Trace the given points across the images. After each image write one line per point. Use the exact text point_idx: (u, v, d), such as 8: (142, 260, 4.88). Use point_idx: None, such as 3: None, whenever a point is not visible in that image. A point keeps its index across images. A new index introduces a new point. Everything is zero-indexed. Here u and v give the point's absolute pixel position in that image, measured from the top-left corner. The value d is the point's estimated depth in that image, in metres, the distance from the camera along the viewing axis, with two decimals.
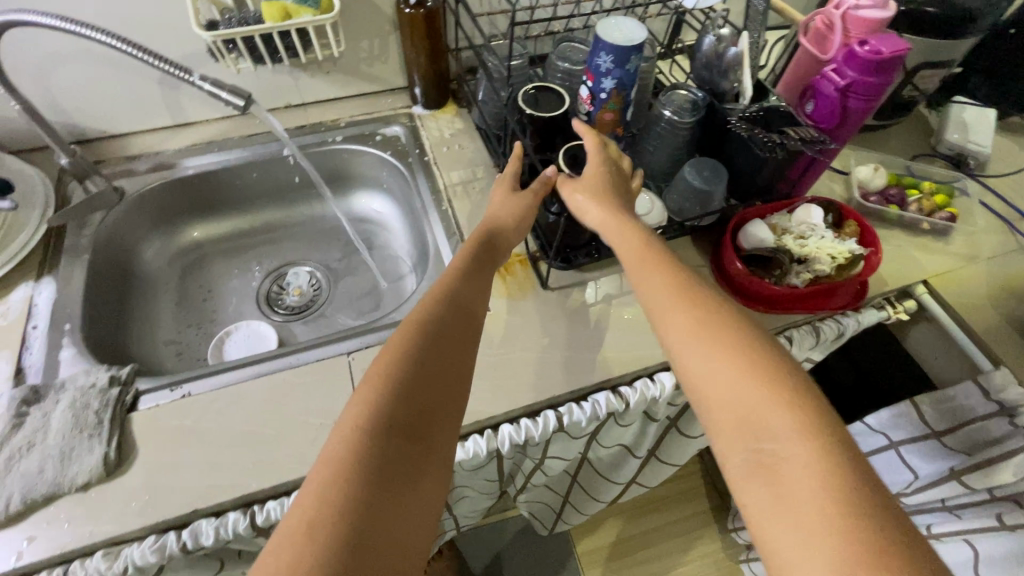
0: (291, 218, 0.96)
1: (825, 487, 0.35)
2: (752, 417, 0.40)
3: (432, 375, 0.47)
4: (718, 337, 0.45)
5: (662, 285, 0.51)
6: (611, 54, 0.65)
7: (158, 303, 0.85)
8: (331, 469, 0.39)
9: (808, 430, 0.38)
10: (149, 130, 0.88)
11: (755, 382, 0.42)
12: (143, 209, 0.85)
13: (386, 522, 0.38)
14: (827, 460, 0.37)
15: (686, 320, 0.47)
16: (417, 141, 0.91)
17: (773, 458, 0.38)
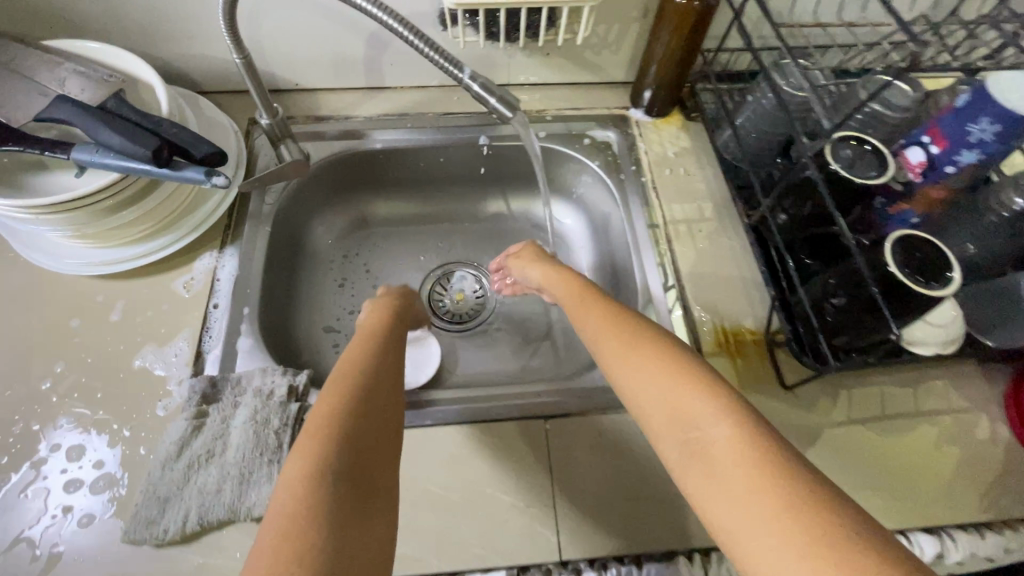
0: (465, 212, 0.86)
1: (774, 498, 0.32)
2: (679, 414, 0.40)
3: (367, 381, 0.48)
4: (641, 363, 0.45)
5: (598, 322, 0.53)
6: (1000, 124, 0.49)
7: (321, 284, 0.78)
8: (294, 496, 0.37)
9: (728, 413, 0.38)
10: (341, 91, 0.79)
11: (692, 397, 0.40)
12: (323, 180, 0.77)
13: (350, 521, 0.37)
14: (766, 461, 0.34)
15: (633, 357, 0.46)
16: (633, 155, 0.77)
17: (702, 446, 0.37)
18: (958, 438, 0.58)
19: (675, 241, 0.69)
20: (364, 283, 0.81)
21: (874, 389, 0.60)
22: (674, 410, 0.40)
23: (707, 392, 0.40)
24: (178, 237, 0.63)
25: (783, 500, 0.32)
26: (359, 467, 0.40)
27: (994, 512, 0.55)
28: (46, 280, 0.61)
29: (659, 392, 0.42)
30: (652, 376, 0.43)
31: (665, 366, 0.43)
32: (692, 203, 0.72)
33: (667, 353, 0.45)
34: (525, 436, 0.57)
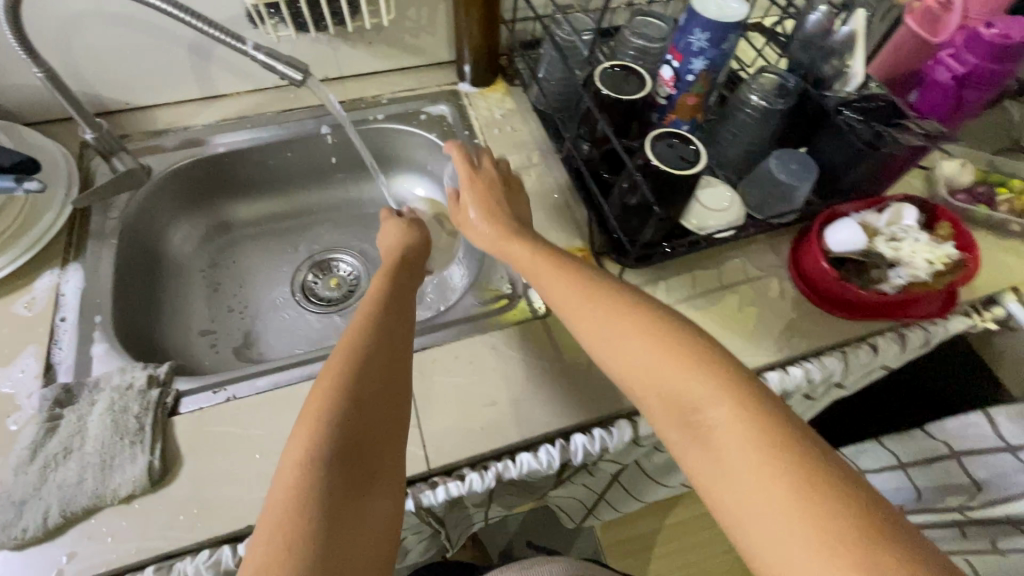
0: (328, 202, 0.91)
1: (758, 451, 0.36)
2: (677, 394, 0.42)
3: (371, 374, 0.48)
4: (635, 325, 0.46)
5: (572, 282, 0.52)
6: (707, 31, 0.58)
7: (189, 292, 0.80)
8: (293, 477, 0.40)
9: (726, 396, 0.40)
10: (176, 103, 0.81)
11: (688, 365, 0.42)
12: (171, 189, 0.79)
13: (350, 524, 0.40)
14: (755, 431, 0.37)
15: (624, 317, 0.47)
16: (465, 121, 0.85)
17: (706, 427, 0.39)
18: (757, 300, 0.69)
19: None
20: (240, 286, 0.84)
21: (685, 274, 0.70)
22: (673, 390, 0.42)
23: (715, 360, 0.42)
24: (14, 259, 0.63)
25: (771, 461, 0.36)
26: (358, 456, 0.43)
27: (789, 350, 0.66)
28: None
29: (653, 360, 0.44)
30: (650, 342, 0.45)
31: (659, 333, 0.45)
32: (520, 153, 0.80)
33: (656, 331, 0.45)
34: None
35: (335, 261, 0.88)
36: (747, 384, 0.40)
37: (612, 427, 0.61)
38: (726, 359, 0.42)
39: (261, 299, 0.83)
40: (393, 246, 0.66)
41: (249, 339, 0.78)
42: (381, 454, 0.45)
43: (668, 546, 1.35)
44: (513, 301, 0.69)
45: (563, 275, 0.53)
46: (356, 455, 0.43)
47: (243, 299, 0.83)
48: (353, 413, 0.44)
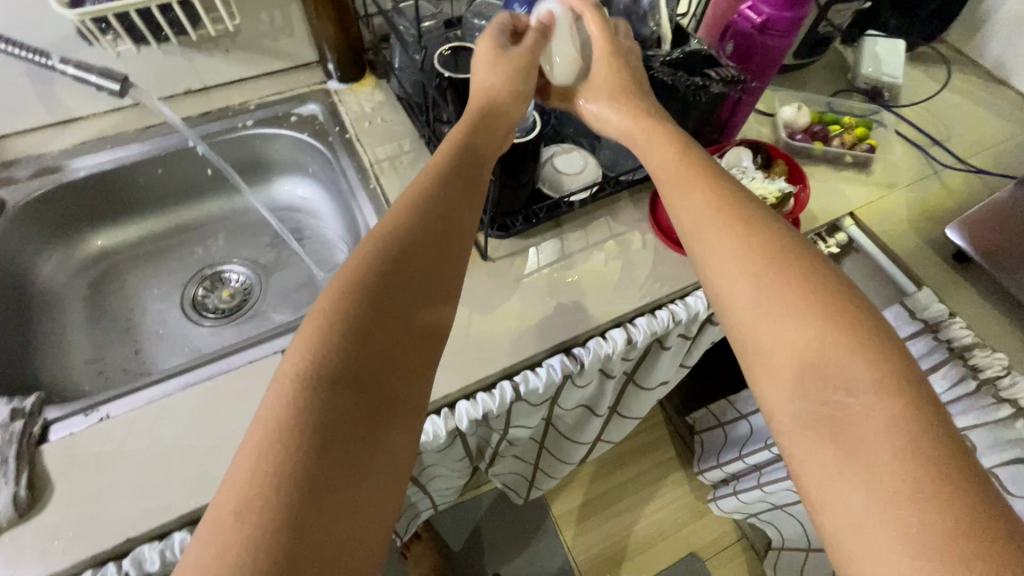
0: (212, 215, 0.90)
1: (901, 448, 0.34)
2: (819, 366, 0.38)
3: (401, 303, 0.43)
4: (785, 272, 0.42)
5: (708, 222, 0.47)
6: (525, 7, 0.62)
7: (67, 323, 0.77)
8: (287, 394, 0.37)
9: (890, 391, 0.36)
10: (27, 131, 0.79)
11: (845, 336, 0.38)
12: (32, 220, 0.76)
13: (359, 465, 0.37)
14: (903, 434, 0.34)
15: (761, 264, 0.43)
16: (336, 118, 0.85)
17: (843, 411, 0.36)
18: (621, 253, 0.73)
19: (382, 176, 0.79)
20: (128, 310, 0.82)
21: (553, 239, 0.74)
22: (810, 360, 0.39)
23: (853, 334, 0.38)
24: None
25: (907, 464, 0.33)
26: (370, 381, 0.40)
27: (654, 296, 0.70)
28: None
29: (799, 320, 0.40)
30: (792, 297, 0.41)
31: (812, 297, 0.41)
32: (391, 142, 0.82)
33: (825, 302, 0.40)
34: (269, 373, 0.62)
35: (226, 273, 0.88)
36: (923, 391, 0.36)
37: (494, 391, 0.65)
38: (876, 332, 0.39)
39: (150, 320, 0.82)
40: (486, 87, 0.58)
41: (140, 360, 0.77)
42: (399, 383, 0.42)
43: (618, 504, 1.41)
44: None
45: (700, 204, 0.48)
46: (368, 380, 0.40)
47: (130, 323, 0.81)
48: (354, 339, 0.40)
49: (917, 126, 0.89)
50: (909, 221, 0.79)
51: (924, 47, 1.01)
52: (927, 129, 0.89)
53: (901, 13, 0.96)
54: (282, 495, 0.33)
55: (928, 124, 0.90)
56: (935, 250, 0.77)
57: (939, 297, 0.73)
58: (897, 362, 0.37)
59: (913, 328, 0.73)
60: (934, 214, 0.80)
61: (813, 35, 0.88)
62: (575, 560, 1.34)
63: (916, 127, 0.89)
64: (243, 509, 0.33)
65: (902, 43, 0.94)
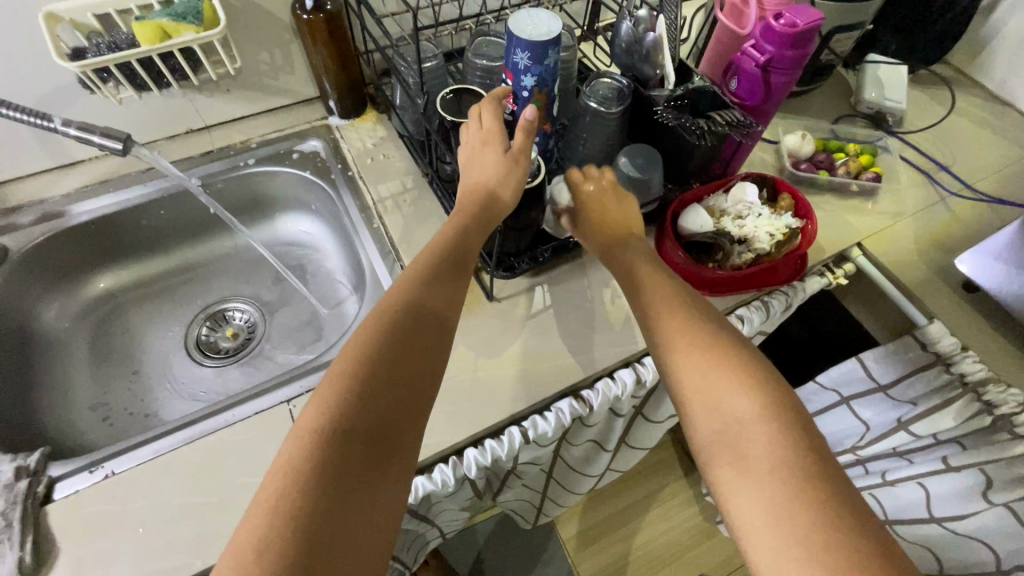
0: (215, 252, 0.90)
1: (784, 464, 0.40)
2: (710, 394, 0.46)
3: (403, 361, 0.44)
4: (680, 318, 0.51)
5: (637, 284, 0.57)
6: (528, 51, 0.61)
7: (71, 367, 0.77)
8: (302, 443, 0.38)
9: (766, 409, 0.43)
10: (30, 176, 0.78)
11: (730, 369, 0.46)
12: (35, 266, 0.76)
13: (358, 514, 0.37)
14: (779, 442, 0.41)
15: (667, 314, 0.52)
16: (339, 155, 0.85)
17: (732, 432, 0.43)
18: (627, 290, 0.73)
19: (385, 214, 0.78)
20: (133, 349, 0.82)
21: (559, 277, 0.73)
22: (706, 391, 0.46)
23: (745, 369, 0.46)
24: None
25: (783, 469, 0.40)
26: (382, 431, 0.41)
27: None
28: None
29: (693, 358, 0.48)
30: (701, 341, 0.49)
31: (704, 340, 0.49)
32: (394, 179, 0.82)
33: (714, 344, 0.48)
34: (275, 423, 0.62)
35: (230, 312, 0.88)
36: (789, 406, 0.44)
37: (502, 436, 0.64)
38: (765, 379, 0.45)
39: (154, 362, 0.81)
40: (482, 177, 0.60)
41: (144, 405, 0.77)
42: (407, 431, 0.42)
43: (626, 528, 1.40)
44: None
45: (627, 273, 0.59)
46: (380, 431, 0.41)
47: (134, 365, 0.80)
48: (368, 388, 0.42)
49: (922, 152, 0.89)
50: (919, 250, 0.78)
51: (927, 69, 1.00)
52: (933, 155, 0.89)
53: (903, 37, 0.95)
54: (285, 541, 0.34)
55: (933, 150, 0.89)
56: (946, 279, 0.76)
57: (952, 329, 0.72)
58: (779, 393, 0.45)
59: (926, 360, 0.73)
60: (943, 243, 0.79)
61: (815, 62, 0.88)
62: None
63: (921, 152, 0.88)
64: (252, 552, 0.34)
65: (905, 68, 0.93)
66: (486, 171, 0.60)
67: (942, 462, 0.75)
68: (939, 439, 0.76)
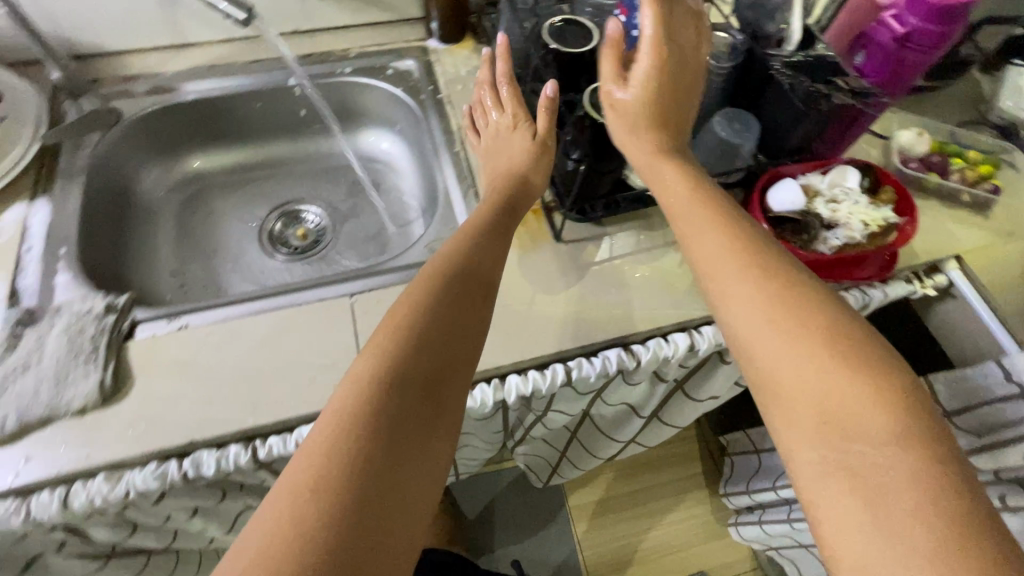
0: (299, 154, 0.93)
1: (928, 507, 0.34)
2: (834, 414, 0.38)
3: (449, 335, 0.46)
4: (799, 312, 0.43)
5: (732, 264, 0.47)
6: None
7: (158, 234, 0.83)
8: (350, 398, 0.40)
9: (904, 434, 0.36)
10: (148, 50, 0.83)
11: (866, 384, 0.38)
12: (142, 134, 0.81)
13: (410, 469, 0.38)
14: (923, 478, 0.35)
15: (781, 308, 0.43)
16: (431, 78, 0.86)
17: (860, 459, 0.36)
18: None
19: (467, 141, 0.79)
20: (213, 229, 0.87)
21: (629, 230, 0.72)
22: (829, 408, 0.39)
23: (877, 381, 0.39)
24: None
25: (922, 510, 0.34)
26: (428, 391, 0.42)
27: None
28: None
29: (814, 364, 0.40)
30: (812, 342, 0.41)
31: (831, 341, 0.41)
32: None
33: (843, 347, 0.40)
34: (335, 313, 0.64)
35: (303, 211, 0.90)
36: (932, 429, 0.37)
37: (547, 369, 0.64)
38: (907, 397, 0.38)
39: (229, 245, 0.86)
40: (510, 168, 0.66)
41: (216, 281, 0.82)
42: (453, 388, 0.43)
43: (634, 508, 1.40)
44: None
45: (699, 240, 0.49)
46: (427, 389, 0.42)
47: (212, 244, 0.86)
48: (412, 350, 0.43)
49: None
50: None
51: None
52: None
53: None
54: (342, 492, 0.35)
55: None
56: None
57: None
58: (925, 415, 0.37)
59: (1006, 390, 0.67)
60: None
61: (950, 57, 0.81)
62: (582, 554, 1.35)
63: None
64: (305, 499, 0.35)
65: None
66: (523, 147, 0.66)
67: (997, 501, 0.70)
68: (1000, 477, 0.69)
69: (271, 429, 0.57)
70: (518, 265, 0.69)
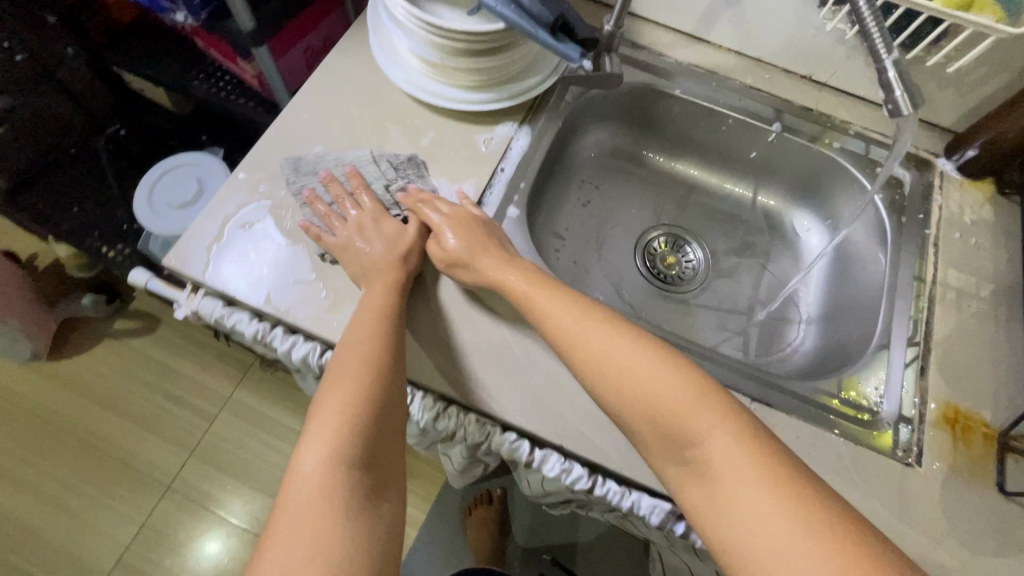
0: (712, 187, 0.87)
1: (769, 484, 0.41)
2: (675, 419, 0.45)
3: (375, 392, 0.50)
4: (631, 343, 0.49)
5: (644, 359, 0.48)
6: None
7: (564, 192, 0.83)
8: (314, 486, 0.45)
9: (724, 418, 0.44)
10: (665, 28, 0.81)
11: (714, 402, 0.45)
12: (612, 103, 0.81)
13: (369, 527, 0.45)
14: (755, 469, 0.41)
15: (628, 339, 0.50)
16: (925, 204, 0.72)
17: (710, 467, 0.43)
18: None
19: (937, 302, 0.66)
20: (603, 212, 0.86)
21: None
22: (654, 407, 0.46)
23: (681, 383, 0.47)
24: (498, 99, 0.69)
25: (797, 520, 0.39)
26: (370, 462, 0.48)
27: None
28: (372, 81, 0.71)
29: (664, 370, 0.47)
30: (640, 352, 0.49)
31: (684, 371, 0.47)
32: (970, 275, 0.68)
33: (675, 370, 0.47)
34: None
35: (686, 243, 0.85)
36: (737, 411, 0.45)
37: None
38: (725, 403, 0.46)
39: (608, 234, 0.85)
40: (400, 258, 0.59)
41: (586, 263, 0.82)
42: (385, 450, 0.50)
43: None
44: (878, 422, 0.60)
45: (621, 378, 0.48)
46: (366, 460, 0.48)
47: (596, 224, 0.85)
48: (354, 440, 0.47)
49: None
50: None
51: None
52: None
53: None
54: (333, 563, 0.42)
55: None
56: None
57: None
58: (746, 428, 0.44)
59: None
60: None
61: None
62: None
63: None
64: (297, 562, 0.42)
65: None
66: (382, 252, 0.58)
67: None
68: None
69: (614, 475, 0.56)
70: (937, 486, 0.57)
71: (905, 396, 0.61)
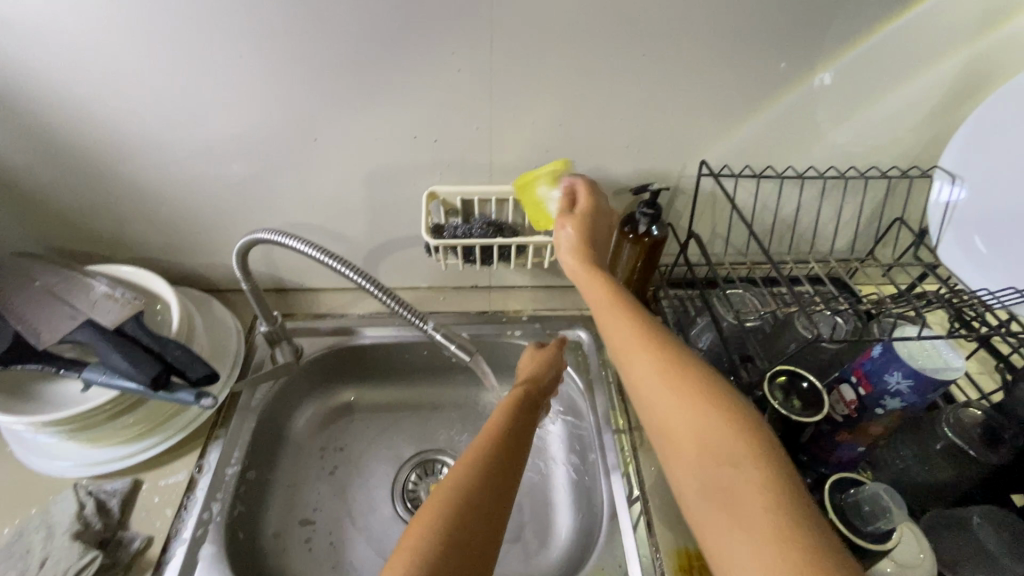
0: (446, 399, 0.89)
1: (778, 525, 0.37)
2: (693, 442, 0.45)
3: (493, 507, 0.48)
4: (658, 362, 0.50)
5: (661, 385, 0.48)
6: (909, 377, 0.56)
7: (298, 473, 0.79)
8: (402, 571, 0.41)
9: (745, 448, 0.42)
10: (341, 290, 0.89)
11: (716, 417, 0.44)
12: (314, 373, 0.83)
13: None
14: (754, 471, 0.41)
15: (646, 355, 0.50)
16: (602, 355, 0.82)
17: (721, 484, 0.42)
18: None
19: (639, 447, 0.71)
20: (352, 472, 0.82)
21: None
22: (668, 426, 0.47)
23: (686, 390, 0.47)
24: (167, 436, 0.67)
25: (780, 528, 0.37)
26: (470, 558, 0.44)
27: None
28: (20, 472, 0.65)
29: (667, 388, 0.48)
30: (677, 398, 0.47)
31: (689, 384, 0.47)
32: None
33: (693, 386, 0.47)
34: None
35: (441, 465, 0.84)
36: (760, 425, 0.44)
37: None
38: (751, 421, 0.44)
39: (360, 493, 0.80)
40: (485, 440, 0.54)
41: (341, 539, 0.74)
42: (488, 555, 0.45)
43: None
44: None
45: (633, 378, 0.51)
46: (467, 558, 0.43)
47: (344, 487, 0.80)
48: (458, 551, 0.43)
49: None
50: None
51: None
52: None
53: None
54: None
55: None
56: None
57: None
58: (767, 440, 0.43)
59: None
60: None
61: None
62: None
63: None
64: None
65: None
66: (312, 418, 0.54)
67: None
68: None
69: None
70: None
71: (644, 564, 0.61)
